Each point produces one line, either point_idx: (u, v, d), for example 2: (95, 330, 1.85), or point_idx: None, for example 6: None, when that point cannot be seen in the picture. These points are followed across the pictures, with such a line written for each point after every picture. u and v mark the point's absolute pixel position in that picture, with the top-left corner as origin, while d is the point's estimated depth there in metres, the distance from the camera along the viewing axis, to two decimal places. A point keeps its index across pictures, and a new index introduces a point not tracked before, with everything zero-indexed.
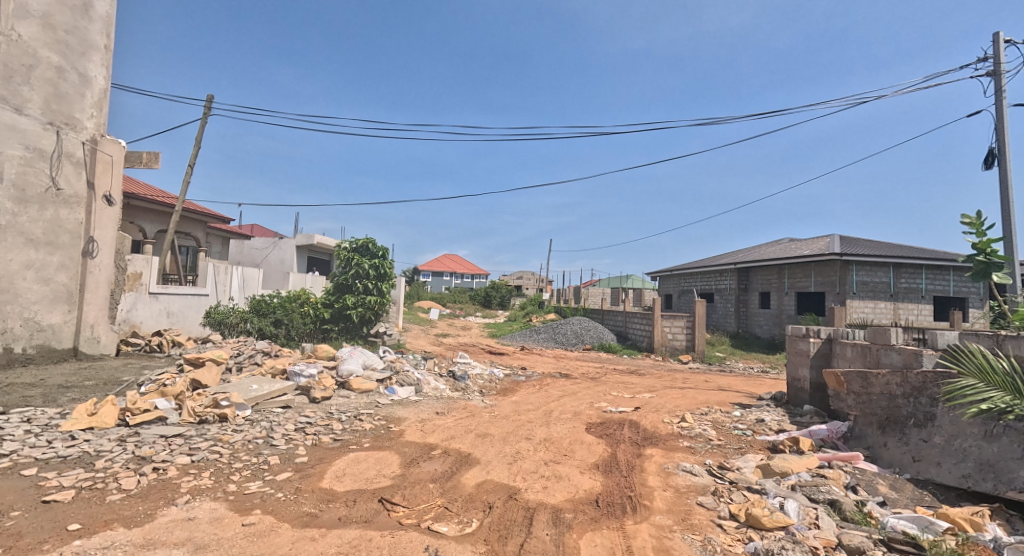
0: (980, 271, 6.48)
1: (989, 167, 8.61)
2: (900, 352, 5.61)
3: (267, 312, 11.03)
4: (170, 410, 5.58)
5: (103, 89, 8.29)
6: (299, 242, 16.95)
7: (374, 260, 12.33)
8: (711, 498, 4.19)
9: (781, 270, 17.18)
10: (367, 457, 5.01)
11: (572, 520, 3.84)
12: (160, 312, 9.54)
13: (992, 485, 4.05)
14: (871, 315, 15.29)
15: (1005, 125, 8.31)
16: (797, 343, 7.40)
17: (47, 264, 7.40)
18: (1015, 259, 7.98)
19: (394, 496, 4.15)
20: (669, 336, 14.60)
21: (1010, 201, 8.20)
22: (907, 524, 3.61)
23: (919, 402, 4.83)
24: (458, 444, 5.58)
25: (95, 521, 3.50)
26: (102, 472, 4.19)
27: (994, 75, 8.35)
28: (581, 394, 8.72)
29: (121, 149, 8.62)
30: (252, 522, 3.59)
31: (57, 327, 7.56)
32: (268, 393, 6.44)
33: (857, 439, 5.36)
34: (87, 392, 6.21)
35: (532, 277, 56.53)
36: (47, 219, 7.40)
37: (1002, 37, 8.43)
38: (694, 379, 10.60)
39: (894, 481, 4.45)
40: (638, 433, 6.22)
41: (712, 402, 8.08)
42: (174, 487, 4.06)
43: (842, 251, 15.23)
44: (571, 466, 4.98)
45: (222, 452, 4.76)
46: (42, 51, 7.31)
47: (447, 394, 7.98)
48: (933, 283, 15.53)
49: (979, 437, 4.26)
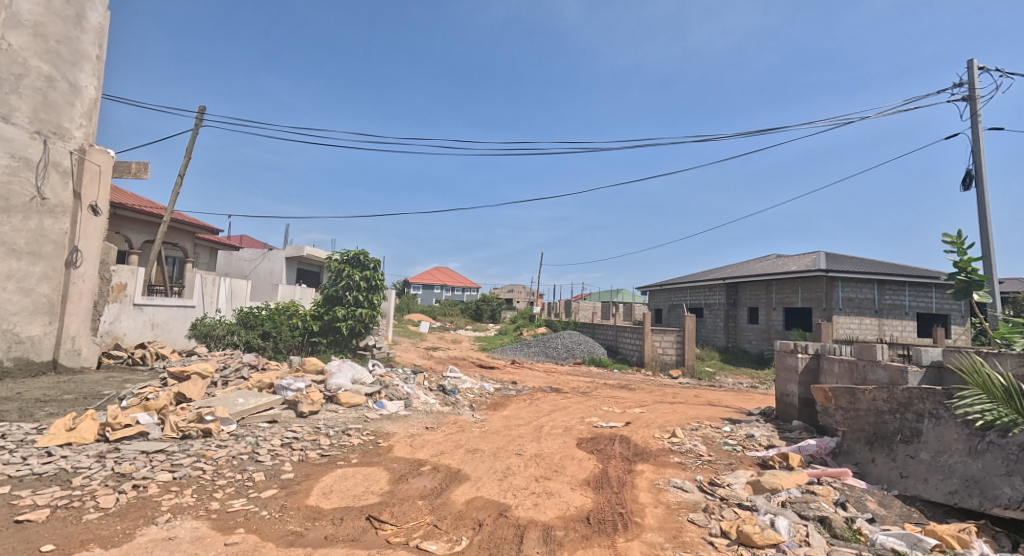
0: (961, 290, 6.57)
1: (966, 189, 8.83)
2: (886, 368, 5.71)
3: (255, 324, 10.83)
4: (152, 425, 5.46)
5: (93, 99, 8.20)
6: (288, 254, 16.77)
7: (365, 272, 12.25)
8: (702, 515, 4.17)
9: (768, 286, 17.37)
10: (355, 474, 4.93)
11: (563, 538, 3.80)
12: (145, 324, 9.37)
13: (978, 502, 4.10)
14: (857, 332, 15.48)
15: (981, 148, 8.55)
16: (785, 359, 7.43)
17: (29, 274, 7.27)
18: (994, 278, 8.16)
19: (383, 513, 4.08)
20: (659, 350, 14.66)
21: (988, 220, 8.41)
22: (896, 540, 3.62)
23: (905, 418, 4.88)
24: (448, 459, 5.52)
25: (71, 541, 3.39)
26: (79, 490, 4.07)
27: (969, 101, 8.61)
28: (572, 408, 8.68)
29: (110, 159, 8.47)
30: (234, 542, 3.50)
31: (36, 339, 7.39)
32: (254, 407, 6.33)
33: (846, 455, 5.38)
34: (66, 407, 6.05)
35: (524, 290, 56.74)
36: (30, 229, 7.29)
37: (976, 64, 8.70)
38: (684, 394, 10.60)
39: (883, 498, 4.47)
40: (628, 448, 6.19)
41: (702, 416, 8.10)
42: (154, 505, 3.95)
43: (828, 268, 15.44)
44: (562, 482, 4.94)
45: (205, 469, 4.65)
46: (32, 61, 7.27)
47: (436, 409, 7.88)
48: (916, 300, 15.84)
49: (963, 454, 4.32)
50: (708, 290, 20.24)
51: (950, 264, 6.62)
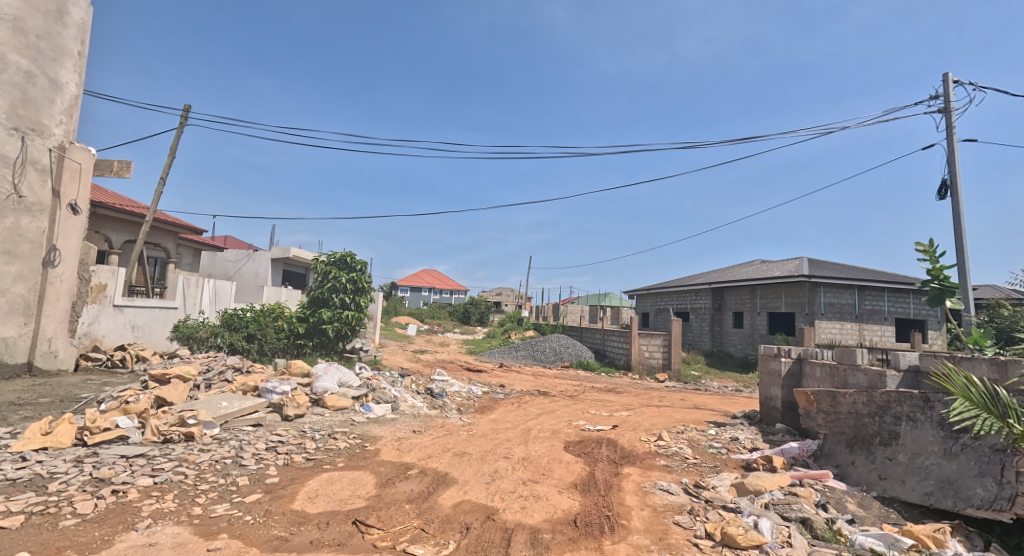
0: (934, 297, 6.73)
1: (942, 198, 9.08)
2: (865, 372, 5.85)
3: (239, 326, 10.60)
4: (132, 429, 5.36)
5: (74, 95, 8.08)
6: (274, 255, 16.50)
7: (352, 273, 12.17)
8: (687, 517, 4.23)
9: (753, 290, 17.61)
10: (342, 477, 4.90)
11: (551, 541, 3.82)
12: (125, 325, 9.17)
13: (952, 502, 4.22)
14: (838, 336, 15.78)
15: (956, 158, 8.81)
16: (769, 363, 7.53)
17: (4, 274, 7.08)
18: (968, 285, 8.38)
19: (369, 517, 4.06)
20: (646, 354, 14.77)
21: (962, 228, 8.66)
22: (875, 541, 3.70)
23: (883, 421, 4.99)
24: (435, 463, 5.50)
25: (46, 548, 3.32)
26: (55, 496, 3.98)
27: (945, 113, 8.87)
28: (560, 412, 8.71)
29: (91, 157, 8.33)
30: (217, 547, 3.46)
31: (11, 341, 7.20)
32: (238, 410, 6.23)
33: (827, 457, 5.46)
34: (42, 410, 5.91)
35: (512, 293, 57.12)
36: (6, 227, 7.09)
37: (951, 77, 8.98)
38: (671, 398, 10.70)
39: (862, 499, 4.57)
40: (615, 452, 6.24)
41: (688, 420, 8.18)
42: (135, 511, 3.87)
43: (810, 273, 15.74)
44: (549, 485, 4.97)
45: (187, 473, 4.58)
46: (11, 55, 7.07)
47: (424, 412, 7.84)
48: (895, 305, 16.22)
49: (939, 456, 4.44)
50: (694, 294, 20.52)
51: (923, 272, 6.76)
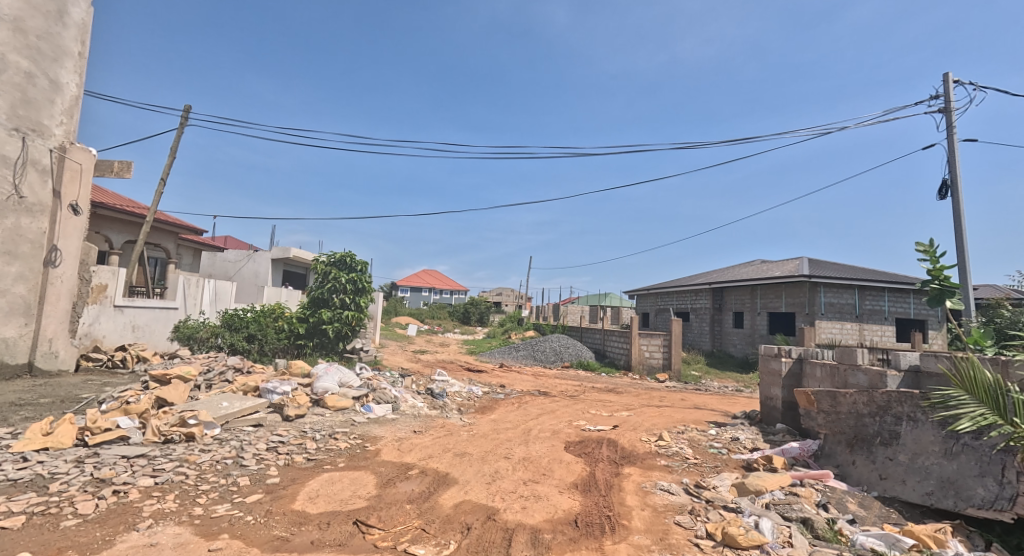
0: (934, 297, 6.73)
1: (943, 198, 9.07)
2: (865, 372, 5.87)
3: (240, 326, 10.61)
4: (133, 430, 5.36)
5: (74, 96, 8.08)
6: (274, 255, 16.50)
7: (351, 274, 12.17)
8: (688, 517, 4.23)
9: (753, 290, 17.62)
10: (342, 478, 4.90)
11: (551, 541, 3.82)
12: (125, 326, 9.17)
13: (953, 502, 4.23)
14: (838, 336, 15.77)
15: (956, 158, 8.81)
16: (769, 363, 7.54)
17: (5, 275, 7.09)
18: (968, 285, 8.38)
19: (370, 518, 4.06)
20: (646, 354, 14.76)
21: (963, 229, 8.66)
22: (876, 541, 3.70)
23: (884, 421, 4.98)
24: (436, 463, 5.50)
25: (47, 548, 3.33)
26: (56, 496, 3.98)
27: (945, 113, 8.86)
28: (560, 412, 8.71)
29: (91, 157, 8.33)
30: (218, 547, 3.46)
31: (11, 341, 7.21)
32: (238, 411, 6.23)
33: (827, 457, 5.47)
34: (43, 411, 5.92)
35: (511, 293, 57.17)
36: (7, 227, 7.10)
37: (951, 77, 8.97)
38: (671, 398, 10.70)
39: (862, 499, 4.57)
40: (615, 452, 6.24)
41: (688, 420, 8.19)
42: (135, 512, 3.88)
43: (810, 273, 15.73)
44: (550, 486, 4.96)
45: (188, 474, 4.58)
46: (11, 55, 7.07)
47: (424, 413, 7.84)
48: (895, 305, 16.22)
49: (939, 455, 4.44)
50: (694, 294, 20.53)
51: (923, 273, 6.76)
